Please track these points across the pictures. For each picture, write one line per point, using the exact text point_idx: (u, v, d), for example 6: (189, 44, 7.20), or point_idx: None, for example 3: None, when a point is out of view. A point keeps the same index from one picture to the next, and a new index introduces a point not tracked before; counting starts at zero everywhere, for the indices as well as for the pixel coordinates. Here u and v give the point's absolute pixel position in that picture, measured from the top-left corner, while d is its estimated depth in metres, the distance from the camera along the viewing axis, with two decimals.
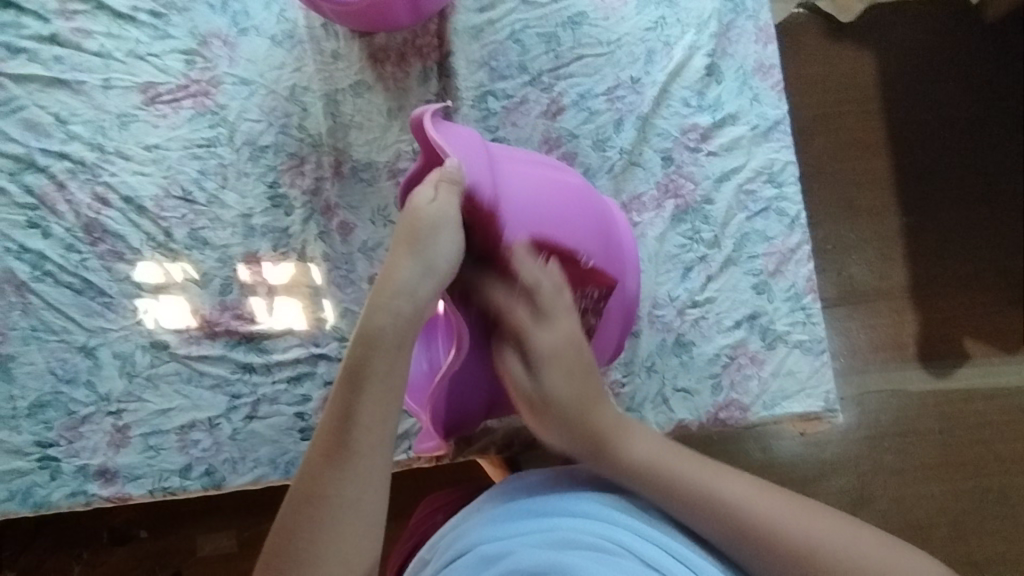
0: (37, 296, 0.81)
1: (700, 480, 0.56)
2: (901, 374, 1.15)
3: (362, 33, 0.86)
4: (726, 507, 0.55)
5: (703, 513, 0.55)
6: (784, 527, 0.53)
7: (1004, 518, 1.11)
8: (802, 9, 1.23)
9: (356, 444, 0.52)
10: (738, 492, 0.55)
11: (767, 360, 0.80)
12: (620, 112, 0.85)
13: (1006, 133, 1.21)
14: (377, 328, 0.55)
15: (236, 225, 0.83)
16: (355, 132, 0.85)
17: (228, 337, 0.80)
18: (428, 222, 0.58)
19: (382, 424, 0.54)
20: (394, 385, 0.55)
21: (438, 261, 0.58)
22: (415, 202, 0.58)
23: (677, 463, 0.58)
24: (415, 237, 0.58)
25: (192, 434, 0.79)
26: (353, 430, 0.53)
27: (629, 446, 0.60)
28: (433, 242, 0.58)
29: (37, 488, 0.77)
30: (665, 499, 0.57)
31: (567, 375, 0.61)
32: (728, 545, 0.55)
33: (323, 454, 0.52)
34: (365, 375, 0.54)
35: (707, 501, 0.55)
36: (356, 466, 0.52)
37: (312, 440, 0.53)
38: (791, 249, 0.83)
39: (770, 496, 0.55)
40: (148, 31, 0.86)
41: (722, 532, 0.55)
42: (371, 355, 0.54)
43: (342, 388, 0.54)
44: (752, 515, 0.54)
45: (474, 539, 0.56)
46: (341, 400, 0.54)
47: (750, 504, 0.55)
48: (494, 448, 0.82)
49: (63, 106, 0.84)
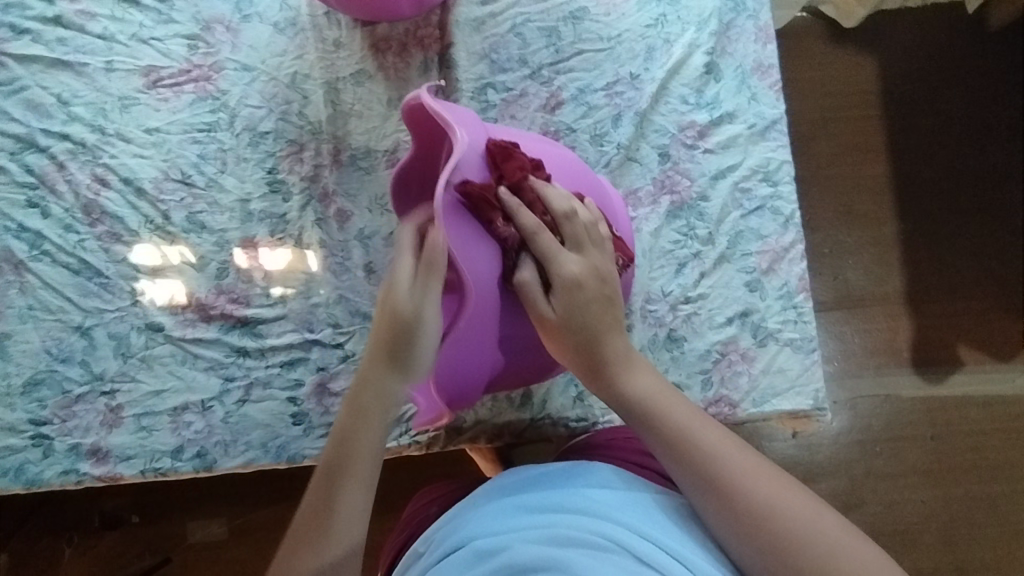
0: (34, 275, 0.81)
1: (681, 424, 0.61)
2: (892, 379, 1.16)
3: (364, 22, 0.87)
4: (714, 468, 0.58)
5: (688, 460, 0.59)
6: (758, 499, 0.55)
7: (992, 525, 1.12)
8: (806, 13, 1.23)
9: (337, 531, 0.59)
10: (732, 458, 0.58)
11: (758, 358, 0.81)
12: (618, 108, 0.85)
13: (1005, 140, 1.22)
14: (354, 428, 0.62)
15: (234, 209, 0.83)
16: (355, 121, 0.85)
17: (223, 320, 0.81)
18: (401, 320, 0.60)
19: (353, 514, 0.60)
20: (365, 478, 0.61)
21: (416, 367, 0.62)
22: (393, 293, 0.60)
23: (672, 402, 0.62)
24: (397, 347, 0.61)
25: (185, 417, 0.79)
26: (327, 518, 0.59)
27: (633, 383, 0.64)
28: (406, 343, 0.61)
29: (30, 465, 0.77)
30: (649, 433, 0.62)
31: (578, 291, 0.63)
32: (692, 485, 0.58)
33: (302, 538, 0.59)
34: (339, 468, 0.61)
35: (690, 449, 0.59)
36: (330, 552, 0.58)
37: (295, 525, 0.60)
38: (784, 248, 0.83)
39: (739, 452, 0.59)
40: (152, 15, 0.86)
41: (695, 479, 0.58)
42: (352, 455, 0.61)
43: (320, 484, 0.61)
44: (727, 475, 0.57)
45: (467, 534, 0.57)
46: (319, 492, 0.60)
47: (723, 455, 0.58)
48: (484, 438, 0.83)
49: (66, 87, 0.85)
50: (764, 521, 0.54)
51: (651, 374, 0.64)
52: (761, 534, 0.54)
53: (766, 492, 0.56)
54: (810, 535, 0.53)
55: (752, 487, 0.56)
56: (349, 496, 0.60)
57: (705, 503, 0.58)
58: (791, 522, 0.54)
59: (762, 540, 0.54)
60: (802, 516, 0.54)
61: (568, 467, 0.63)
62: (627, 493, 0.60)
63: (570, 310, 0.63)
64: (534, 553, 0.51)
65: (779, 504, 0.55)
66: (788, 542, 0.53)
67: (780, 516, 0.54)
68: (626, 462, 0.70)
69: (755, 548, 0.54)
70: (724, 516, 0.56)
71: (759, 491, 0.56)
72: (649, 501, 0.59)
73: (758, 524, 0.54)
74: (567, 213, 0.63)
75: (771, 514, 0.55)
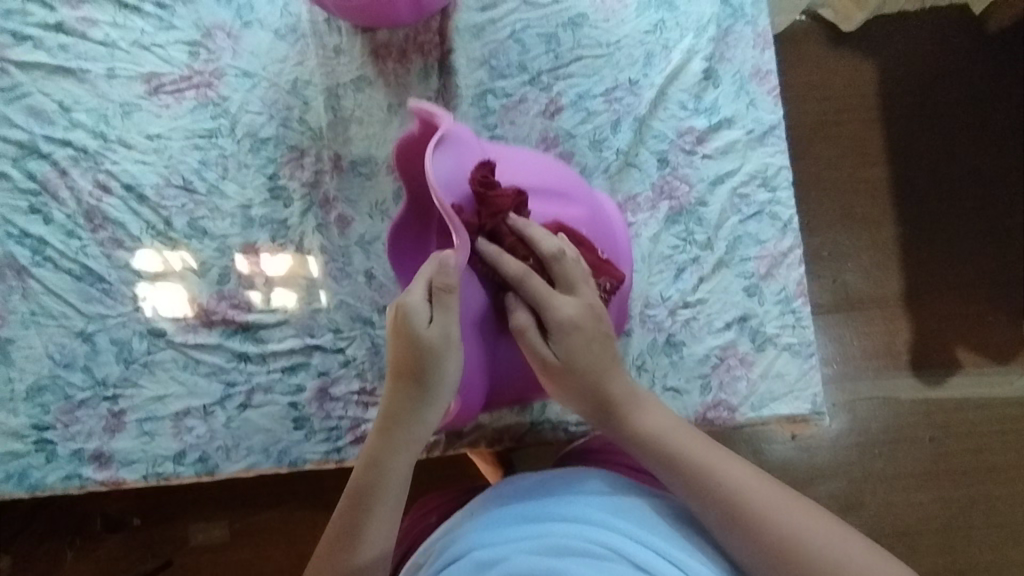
0: (37, 281, 0.82)
1: (684, 450, 0.62)
2: (891, 382, 1.16)
3: (364, 29, 0.87)
4: (733, 498, 0.58)
5: (693, 483, 0.60)
6: (761, 510, 0.57)
7: (990, 526, 1.12)
8: (807, 17, 1.23)
9: (361, 558, 0.61)
10: (753, 489, 0.58)
11: (756, 362, 0.82)
12: (617, 114, 0.86)
13: (1003, 143, 1.23)
14: (383, 454, 0.64)
15: (235, 215, 0.84)
16: (355, 127, 0.86)
17: (224, 326, 0.81)
18: (433, 346, 0.61)
19: (383, 534, 0.62)
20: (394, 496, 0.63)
21: (440, 385, 0.63)
22: (415, 325, 0.60)
23: (676, 431, 0.63)
24: (420, 369, 0.62)
25: (187, 421, 0.79)
26: (358, 542, 0.61)
27: (636, 417, 0.65)
28: (438, 364, 0.62)
29: (33, 470, 0.78)
30: (657, 461, 0.63)
31: (575, 338, 0.63)
32: (700, 508, 0.59)
33: (334, 557, 0.62)
34: (369, 493, 0.62)
35: (697, 474, 0.60)
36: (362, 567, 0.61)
37: (325, 545, 0.62)
38: (783, 253, 0.84)
39: (741, 467, 0.60)
40: (153, 22, 0.87)
41: (703, 502, 0.59)
42: (380, 481, 0.63)
43: (347, 510, 0.63)
44: (732, 494, 0.58)
45: (468, 544, 0.57)
46: (350, 516, 0.62)
47: (725, 473, 0.59)
48: (484, 442, 0.83)
49: (67, 93, 0.85)
50: (772, 534, 0.56)
51: (658, 410, 0.65)
52: (769, 546, 0.56)
53: (768, 504, 0.57)
54: (816, 543, 0.55)
55: (758, 502, 0.57)
56: (376, 522, 0.62)
57: (714, 523, 0.58)
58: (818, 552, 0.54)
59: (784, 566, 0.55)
60: (807, 523, 0.56)
61: (561, 474, 0.63)
62: (621, 501, 0.60)
63: (569, 354, 0.64)
64: (533, 562, 0.52)
65: (802, 532, 0.55)
66: (796, 551, 0.55)
67: (787, 528, 0.56)
68: (625, 468, 0.71)
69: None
70: (734, 533, 0.57)
71: (761, 503, 0.57)
72: (647, 508, 0.60)
73: (766, 536, 0.56)
74: (555, 255, 0.63)
75: (797, 545, 0.55)
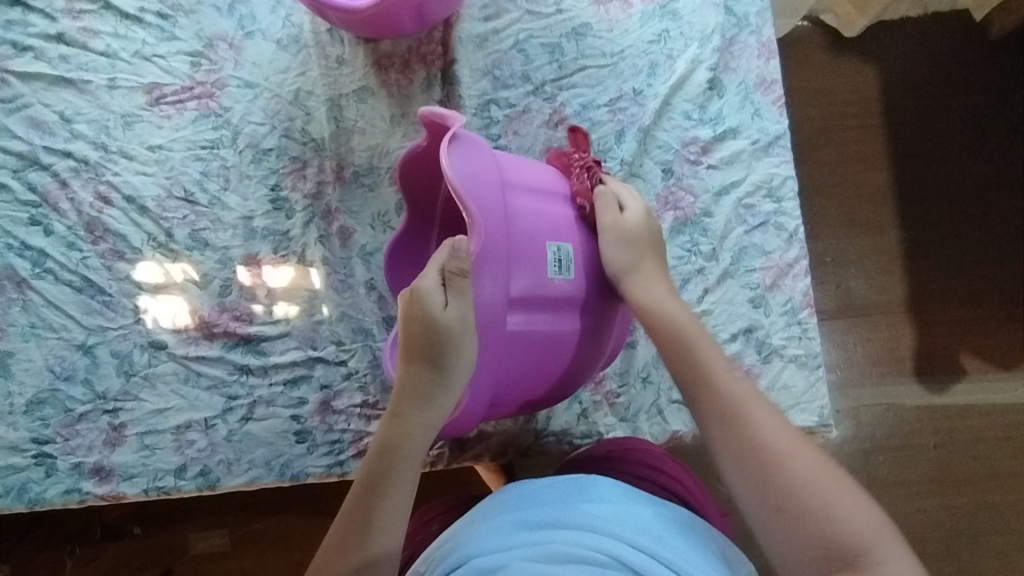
0: (37, 293, 0.81)
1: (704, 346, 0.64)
2: (896, 389, 1.15)
3: (367, 39, 0.87)
4: (741, 402, 0.58)
5: (705, 376, 0.61)
6: (760, 426, 0.56)
7: (995, 534, 1.11)
8: (807, 22, 1.23)
9: (373, 545, 0.57)
10: (774, 424, 0.56)
11: (762, 374, 0.81)
12: (621, 124, 0.85)
13: (1004, 149, 1.22)
14: (396, 439, 0.62)
15: (237, 227, 0.83)
16: (357, 138, 0.85)
17: (225, 338, 0.81)
18: (448, 329, 0.61)
19: (392, 526, 0.58)
20: (404, 487, 0.60)
21: (456, 370, 0.63)
22: (430, 309, 0.61)
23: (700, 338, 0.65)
24: (435, 350, 0.62)
25: (188, 435, 0.79)
26: (367, 533, 0.57)
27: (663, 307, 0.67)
28: (452, 348, 0.62)
29: (32, 484, 0.77)
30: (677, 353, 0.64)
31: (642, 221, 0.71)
32: (706, 406, 0.59)
33: (337, 553, 0.57)
34: (381, 482, 0.60)
35: (712, 371, 0.61)
36: (369, 563, 0.56)
37: (329, 541, 0.58)
38: (788, 264, 0.83)
39: (757, 396, 0.59)
40: (155, 32, 0.86)
41: (711, 394, 0.60)
42: (392, 466, 0.60)
43: (357, 500, 0.59)
44: (739, 400, 0.58)
45: (469, 551, 0.57)
46: (359, 505, 0.59)
47: (739, 383, 0.60)
48: (488, 455, 0.82)
49: (68, 104, 0.85)
50: (763, 449, 0.54)
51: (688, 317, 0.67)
52: (760, 462, 0.54)
53: (771, 426, 0.55)
54: (808, 482, 0.52)
55: (761, 419, 0.56)
56: (388, 506, 0.59)
57: (714, 426, 0.58)
58: (800, 474, 0.52)
59: (770, 489, 0.52)
60: (807, 460, 0.53)
61: (564, 480, 0.63)
62: (625, 506, 0.60)
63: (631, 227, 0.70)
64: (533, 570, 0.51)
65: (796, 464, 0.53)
66: (784, 476, 0.52)
67: (781, 453, 0.53)
68: (630, 474, 0.70)
69: (761, 498, 0.53)
70: (729, 444, 0.56)
71: (763, 422, 0.56)
72: (652, 514, 0.59)
73: (758, 458, 0.54)
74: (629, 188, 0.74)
75: (780, 457, 0.53)
